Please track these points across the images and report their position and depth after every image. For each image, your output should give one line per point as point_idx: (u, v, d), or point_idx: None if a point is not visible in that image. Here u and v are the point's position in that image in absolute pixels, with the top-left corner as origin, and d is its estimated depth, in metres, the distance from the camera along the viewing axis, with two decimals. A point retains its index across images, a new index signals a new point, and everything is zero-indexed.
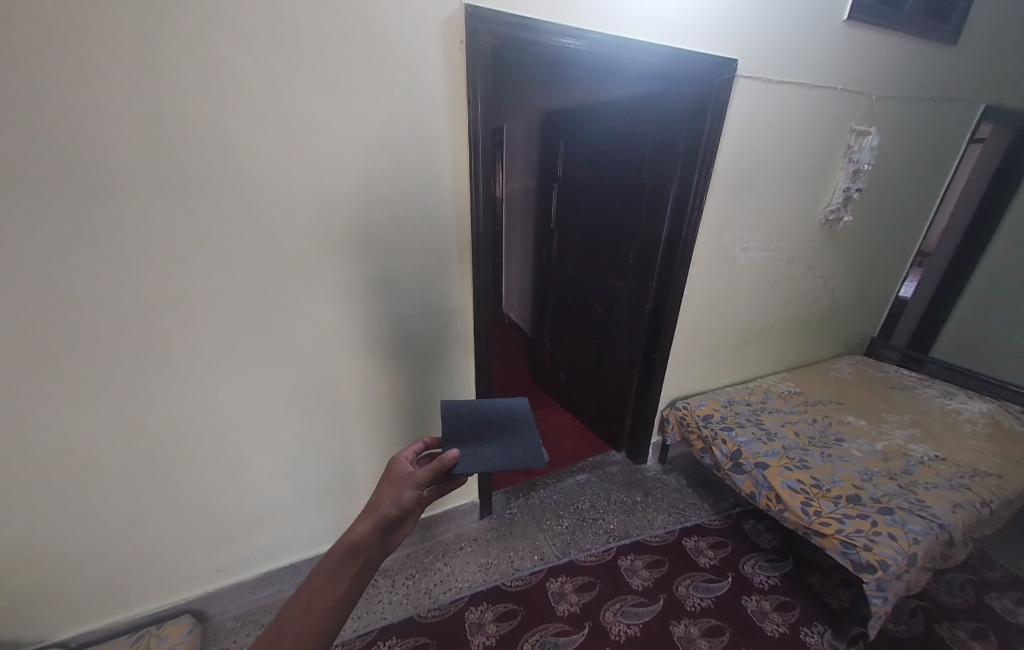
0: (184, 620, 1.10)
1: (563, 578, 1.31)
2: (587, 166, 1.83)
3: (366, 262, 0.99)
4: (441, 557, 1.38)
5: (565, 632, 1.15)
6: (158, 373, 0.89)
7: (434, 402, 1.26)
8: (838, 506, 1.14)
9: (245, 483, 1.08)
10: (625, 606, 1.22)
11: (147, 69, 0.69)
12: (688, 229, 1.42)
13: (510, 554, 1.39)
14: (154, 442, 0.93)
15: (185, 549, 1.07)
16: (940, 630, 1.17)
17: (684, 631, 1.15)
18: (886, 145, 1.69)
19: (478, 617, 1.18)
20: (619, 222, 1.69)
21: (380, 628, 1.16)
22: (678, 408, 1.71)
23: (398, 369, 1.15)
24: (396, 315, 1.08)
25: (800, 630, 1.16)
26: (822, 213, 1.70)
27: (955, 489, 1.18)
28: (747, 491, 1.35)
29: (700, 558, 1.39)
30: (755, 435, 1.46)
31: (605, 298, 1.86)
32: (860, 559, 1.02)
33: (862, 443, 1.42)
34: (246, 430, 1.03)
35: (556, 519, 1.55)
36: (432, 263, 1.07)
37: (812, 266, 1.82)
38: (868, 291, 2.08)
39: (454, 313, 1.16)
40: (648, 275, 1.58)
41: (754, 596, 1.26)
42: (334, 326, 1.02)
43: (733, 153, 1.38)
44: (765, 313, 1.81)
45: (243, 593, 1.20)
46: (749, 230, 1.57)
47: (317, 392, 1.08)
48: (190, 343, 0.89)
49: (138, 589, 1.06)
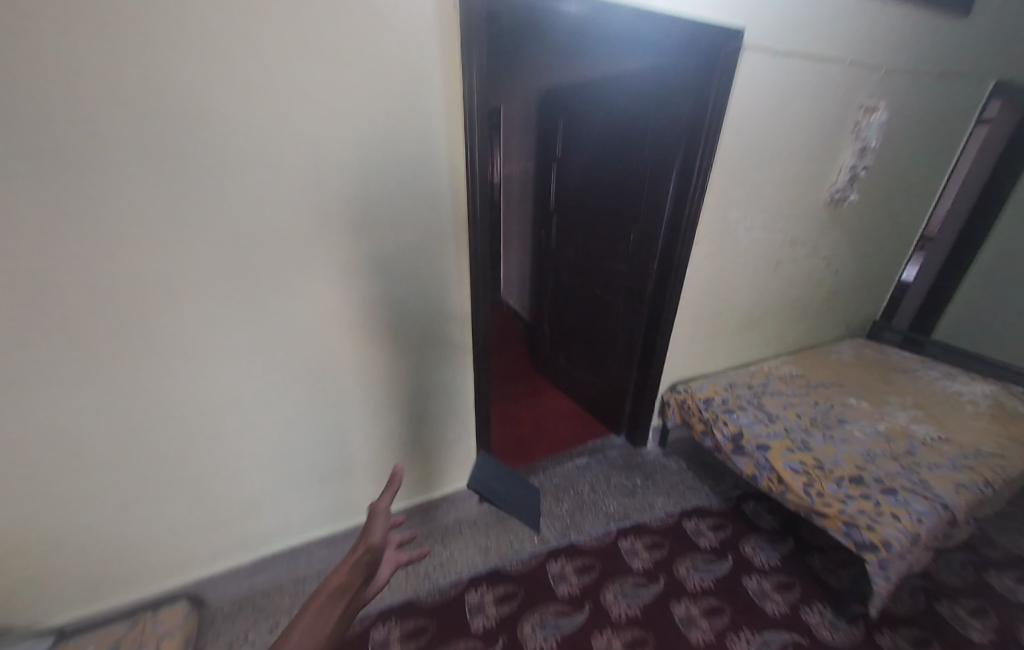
0: (179, 605, 1.08)
1: (563, 559, 1.31)
2: (586, 146, 1.77)
3: (358, 242, 0.95)
4: (440, 541, 1.37)
5: (565, 612, 1.15)
6: (149, 359, 0.85)
7: (433, 385, 1.23)
8: (840, 486, 1.13)
9: (241, 469, 1.06)
10: (626, 586, 1.22)
11: (105, 21, 0.62)
12: (691, 207, 1.37)
13: (511, 537, 1.38)
14: (142, 427, 0.90)
15: (182, 533, 1.05)
16: (940, 608, 1.17)
17: (684, 610, 1.15)
18: (894, 120, 1.64)
19: (479, 599, 1.18)
20: (620, 202, 1.64)
21: (379, 611, 1.15)
22: (679, 391, 1.70)
23: (394, 350, 1.12)
24: (391, 297, 1.04)
25: (800, 608, 1.17)
26: (829, 193, 1.67)
27: (959, 469, 1.17)
28: (748, 473, 1.34)
29: (700, 539, 1.39)
30: (757, 417, 1.45)
31: (605, 280, 1.82)
32: (863, 539, 1.01)
33: (864, 424, 1.41)
34: (238, 416, 1.00)
35: (556, 503, 1.54)
36: (427, 240, 1.03)
37: (816, 248, 1.79)
38: (872, 271, 2.04)
39: (452, 293, 1.13)
40: (648, 256, 1.54)
41: (755, 576, 1.26)
42: (325, 308, 0.98)
43: (739, 129, 1.32)
44: (767, 295, 1.78)
45: (240, 578, 1.18)
46: (753, 209, 1.53)
47: (311, 374, 1.04)
48: (172, 323, 0.85)
49: (133, 574, 1.04)
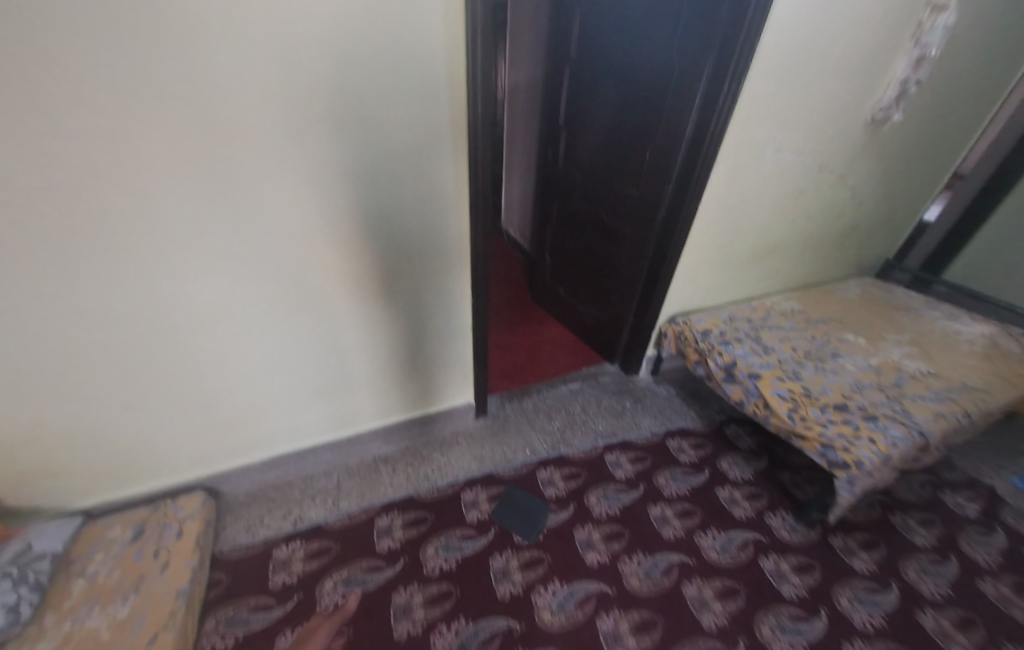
0: (197, 494, 1.17)
1: (553, 468, 1.41)
2: (604, 39, 1.51)
3: (343, 137, 0.83)
4: (438, 449, 1.47)
5: (551, 510, 1.27)
6: (125, 260, 0.80)
7: (430, 302, 1.20)
8: (824, 412, 1.18)
9: (239, 376, 1.08)
10: (609, 491, 1.34)
11: None
12: (718, 119, 1.21)
13: (504, 448, 1.48)
14: (133, 329, 0.89)
15: (191, 432, 1.11)
16: (893, 518, 1.30)
17: (660, 512, 1.28)
18: (968, 20, 1.39)
19: (473, 497, 1.30)
20: (639, 111, 1.46)
21: (383, 503, 1.27)
22: (677, 322, 1.69)
23: (389, 263, 1.06)
24: (383, 203, 0.96)
25: (765, 514, 1.29)
26: (871, 111, 1.48)
27: (941, 401, 1.21)
28: (736, 399, 1.39)
29: (681, 455, 1.50)
30: (752, 349, 1.46)
31: (614, 204, 1.70)
32: (837, 459, 1.08)
33: (857, 358, 1.43)
34: (230, 323, 0.98)
35: (548, 420, 1.63)
36: (422, 139, 0.90)
37: (845, 176, 1.64)
38: (896, 206, 1.92)
39: (449, 202, 1.04)
40: (663, 177, 1.41)
41: (728, 487, 1.38)
42: (310, 212, 0.90)
43: (794, 18, 1.10)
44: (783, 226, 1.68)
45: (252, 474, 1.27)
46: (788, 125, 1.36)
47: (301, 284, 1.00)
48: (145, 221, 0.77)
49: (151, 466, 1.12)
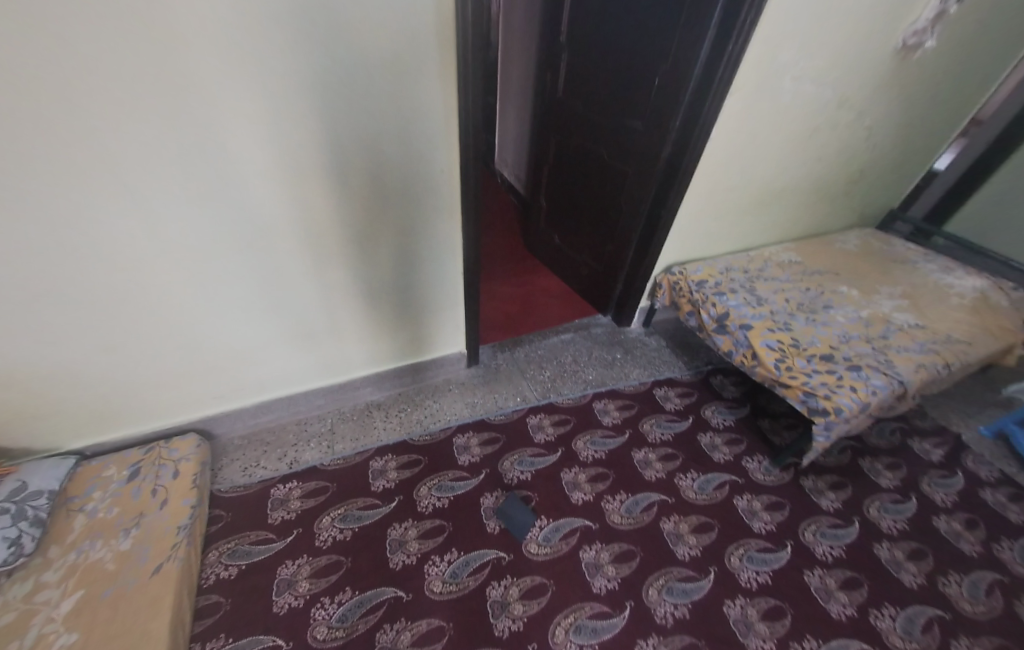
0: (190, 436, 1.18)
1: (543, 415, 1.45)
2: None
3: (308, 46, 0.71)
4: (430, 396, 1.49)
5: (540, 453, 1.32)
6: (71, 194, 0.71)
7: (416, 247, 1.14)
8: (809, 362, 1.20)
9: (218, 321, 1.03)
10: (596, 437, 1.39)
11: None
12: (739, 39, 1.07)
13: (495, 396, 1.51)
14: (95, 271, 0.82)
15: (175, 377, 1.09)
16: (862, 463, 1.39)
17: (643, 456, 1.34)
18: None
19: (465, 442, 1.34)
20: (650, 28, 1.28)
21: (377, 447, 1.31)
22: (673, 273, 1.65)
23: (369, 202, 0.98)
24: (359, 131, 0.86)
25: (742, 458, 1.37)
26: (903, 37, 1.35)
27: (924, 352, 1.23)
28: (725, 349, 1.40)
29: (667, 403, 1.55)
30: (746, 300, 1.45)
31: (615, 141, 1.56)
32: (817, 405, 1.12)
33: (848, 310, 1.43)
34: (201, 266, 0.91)
35: (539, 370, 1.65)
36: (401, 51, 0.78)
37: (864, 113, 1.52)
38: (911, 150, 1.81)
39: (434, 133, 0.94)
40: (671, 109, 1.28)
41: (709, 433, 1.45)
42: (278, 140, 0.80)
43: None
44: (792, 170, 1.58)
45: (245, 418, 1.28)
46: (815, 49, 1.21)
47: (274, 223, 0.92)
48: (85, 146, 0.67)
49: (139, 409, 1.11)
